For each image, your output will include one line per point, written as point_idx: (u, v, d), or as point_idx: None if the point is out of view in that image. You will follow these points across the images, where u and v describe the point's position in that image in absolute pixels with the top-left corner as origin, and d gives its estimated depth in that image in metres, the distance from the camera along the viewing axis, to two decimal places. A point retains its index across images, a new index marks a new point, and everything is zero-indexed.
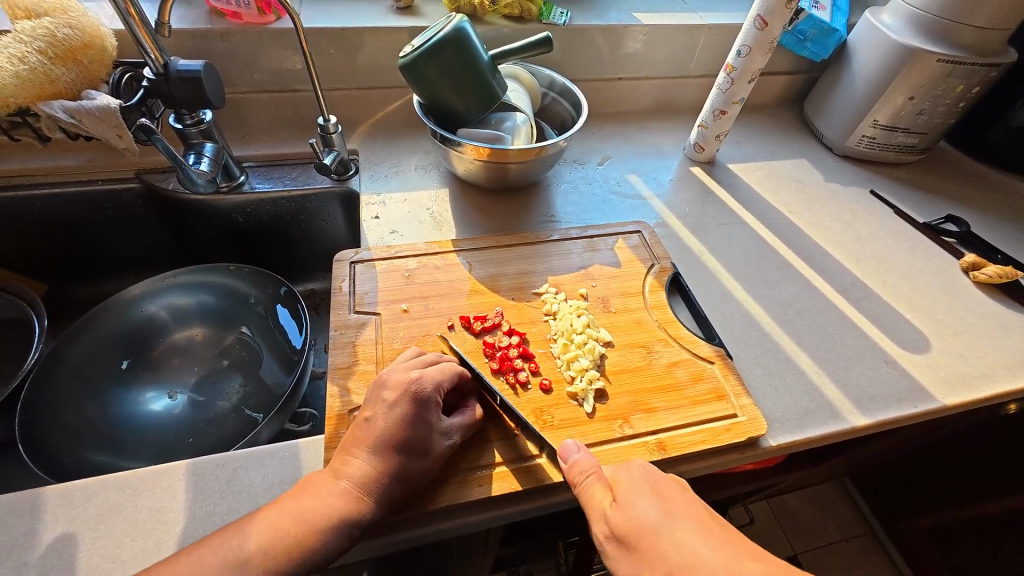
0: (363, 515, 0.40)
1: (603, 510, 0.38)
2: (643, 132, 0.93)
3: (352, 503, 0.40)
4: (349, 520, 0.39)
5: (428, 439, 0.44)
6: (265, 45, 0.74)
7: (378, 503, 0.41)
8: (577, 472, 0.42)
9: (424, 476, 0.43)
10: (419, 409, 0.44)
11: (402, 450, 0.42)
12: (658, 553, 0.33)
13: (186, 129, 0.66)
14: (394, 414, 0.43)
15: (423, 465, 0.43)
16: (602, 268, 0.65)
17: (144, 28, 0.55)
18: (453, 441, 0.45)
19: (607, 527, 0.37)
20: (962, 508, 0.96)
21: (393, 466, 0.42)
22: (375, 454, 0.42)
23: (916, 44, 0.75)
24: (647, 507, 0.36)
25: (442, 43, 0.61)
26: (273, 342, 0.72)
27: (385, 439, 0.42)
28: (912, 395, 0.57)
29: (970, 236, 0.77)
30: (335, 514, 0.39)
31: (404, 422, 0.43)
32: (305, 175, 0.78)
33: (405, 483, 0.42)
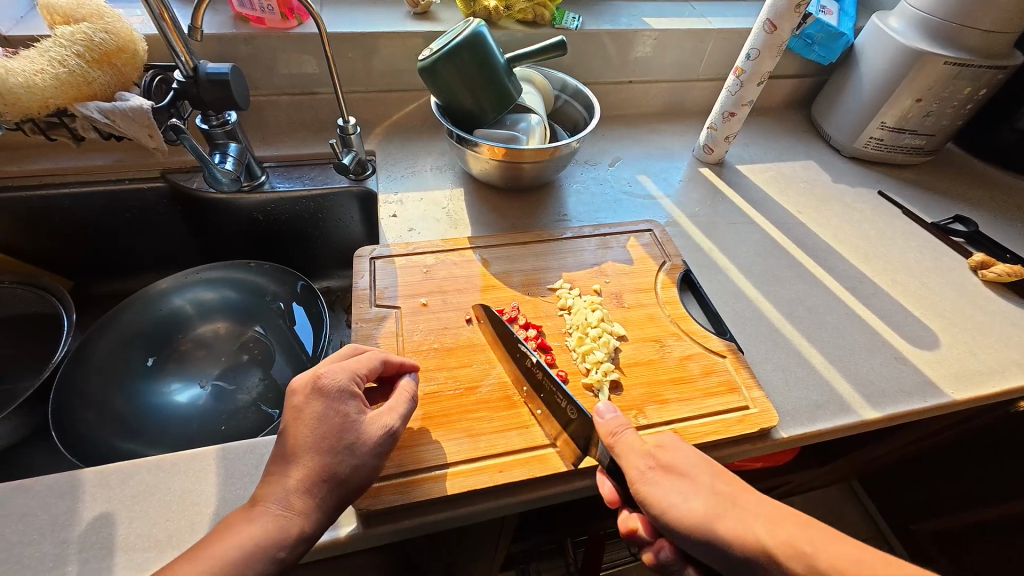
0: (289, 531, 0.38)
1: (647, 450, 0.42)
2: (654, 134, 0.95)
3: (274, 522, 0.38)
4: (275, 539, 0.37)
5: (357, 429, 0.42)
6: (286, 50, 0.76)
7: (313, 509, 0.39)
8: (616, 422, 0.44)
9: (359, 471, 0.41)
10: (330, 403, 0.42)
11: (324, 454, 0.40)
12: (703, 486, 0.40)
13: (212, 129, 0.68)
14: (305, 417, 0.41)
15: (354, 459, 0.41)
16: (615, 264, 0.67)
17: (176, 32, 0.58)
18: (388, 426, 0.43)
19: (651, 464, 0.42)
20: (973, 509, 0.96)
21: (318, 469, 0.39)
22: (297, 463, 0.40)
23: (923, 47, 0.76)
24: (690, 454, 0.42)
25: (459, 46, 0.63)
26: (286, 344, 0.74)
27: (303, 447, 0.40)
28: (921, 390, 0.58)
29: (978, 235, 0.78)
30: (255, 540, 0.36)
31: (318, 421, 0.41)
32: (323, 175, 0.80)
33: (336, 484, 0.40)
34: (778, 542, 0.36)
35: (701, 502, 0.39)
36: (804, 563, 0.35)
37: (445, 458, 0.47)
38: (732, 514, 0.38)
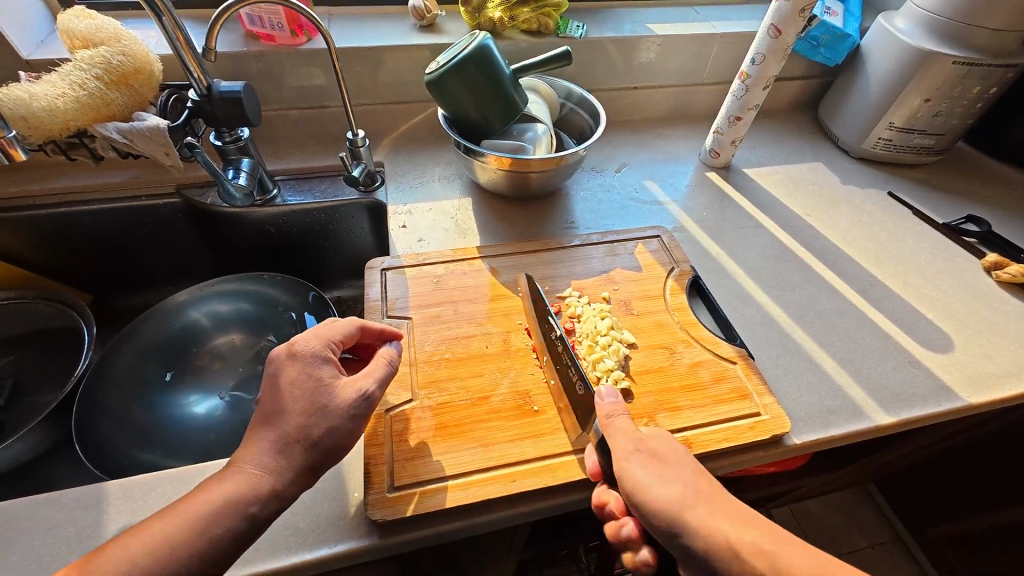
0: (262, 488, 0.39)
1: (634, 433, 0.45)
2: (660, 139, 0.95)
3: (247, 479, 0.39)
4: (248, 494, 0.38)
5: (327, 389, 0.43)
6: (296, 65, 0.78)
7: (287, 468, 0.40)
8: (609, 404, 0.47)
9: (333, 433, 0.42)
10: (304, 367, 0.44)
11: (299, 416, 0.41)
12: (682, 477, 0.41)
13: (226, 146, 0.70)
14: (279, 382, 0.43)
15: (329, 421, 0.42)
16: (623, 271, 0.67)
17: (190, 53, 0.59)
18: (361, 390, 0.44)
19: (644, 450, 0.43)
20: (987, 514, 0.95)
21: (293, 430, 0.41)
22: (274, 428, 0.41)
23: (930, 47, 0.76)
24: (674, 447, 0.44)
25: (466, 59, 0.64)
26: None
27: (279, 409, 0.42)
28: (935, 394, 0.58)
29: (992, 235, 0.77)
30: (226, 496, 0.37)
31: (291, 384, 0.43)
32: (334, 188, 0.82)
33: (312, 446, 0.41)
34: (742, 539, 0.37)
35: (676, 489, 0.40)
36: (765, 562, 0.36)
37: (461, 467, 0.47)
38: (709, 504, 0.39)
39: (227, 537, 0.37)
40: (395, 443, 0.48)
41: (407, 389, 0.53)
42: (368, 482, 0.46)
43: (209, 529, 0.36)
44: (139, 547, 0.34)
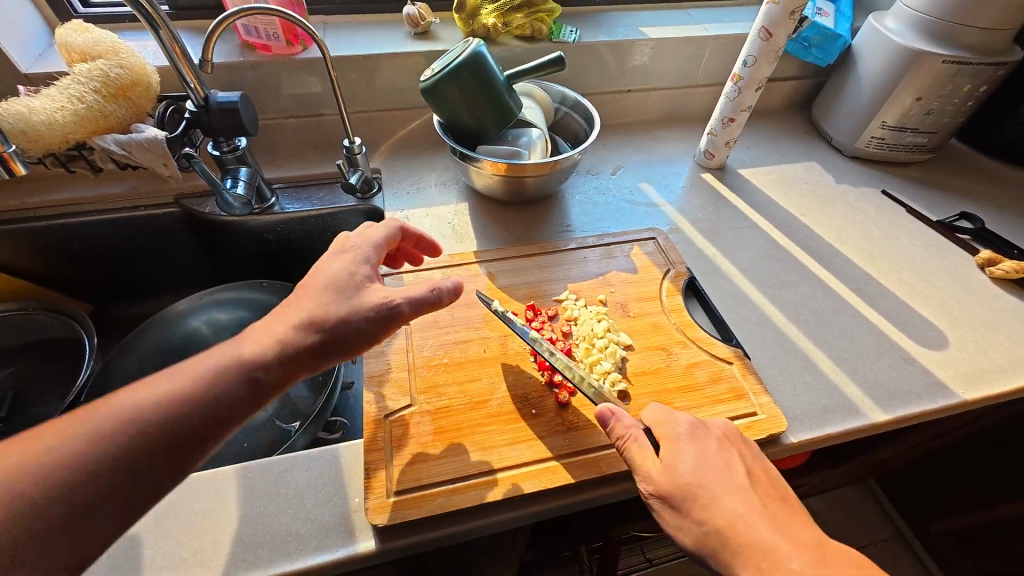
0: (268, 355, 0.39)
1: (647, 471, 0.43)
2: (654, 141, 0.96)
3: (259, 345, 0.39)
4: (253, 359, 0.38)
5: (361, 277, 0.45)
6: (292, 74, 0.78)
7: (299, 342, 0.40)
8: (618, 433, 0.45)
9: (348, 324, 0.42)
10: (348, 264, 0.46)
11: (327, 298, 0.43)
12: (698, 518, 0.40)
13: (223, 155, 0.70)
14: (325, 268, 0.45)
15: (350, 311, 0.42)
16: (619, 274, 0.67)
17: (187, 65, 0.60)
18: (386, 296, 0.44)
19: (660, 481, 0.42)
20: (985, 510, 0.95)
21: (317, 311, 0.42)
22: (303, 301, 0.43)
23: (921, 47, 0.77)
24: (692, 471, 0.42)
25: (460, 66, 0.64)
26: None
27: (313, 289, 0.43)
28: (931, 391, 0.58)
29: (985, 232, 0.77)
30: (232, 356, 0.38)
31: (331, 272, 0.45)
32: (331, 195, 0.83)
33: (327, 330, 0.41)
34: None
35: (693, 536, 0.40)
36: None
37: (460, 471, 0.48)
38: (727, 538, 0.39)
39: (222, 390, 0.37)
40: (395, 448, 0.49)
41: (406, 393, 0.53)
42: (368, 487, 0.46)
43: (206, 382, 0.37)
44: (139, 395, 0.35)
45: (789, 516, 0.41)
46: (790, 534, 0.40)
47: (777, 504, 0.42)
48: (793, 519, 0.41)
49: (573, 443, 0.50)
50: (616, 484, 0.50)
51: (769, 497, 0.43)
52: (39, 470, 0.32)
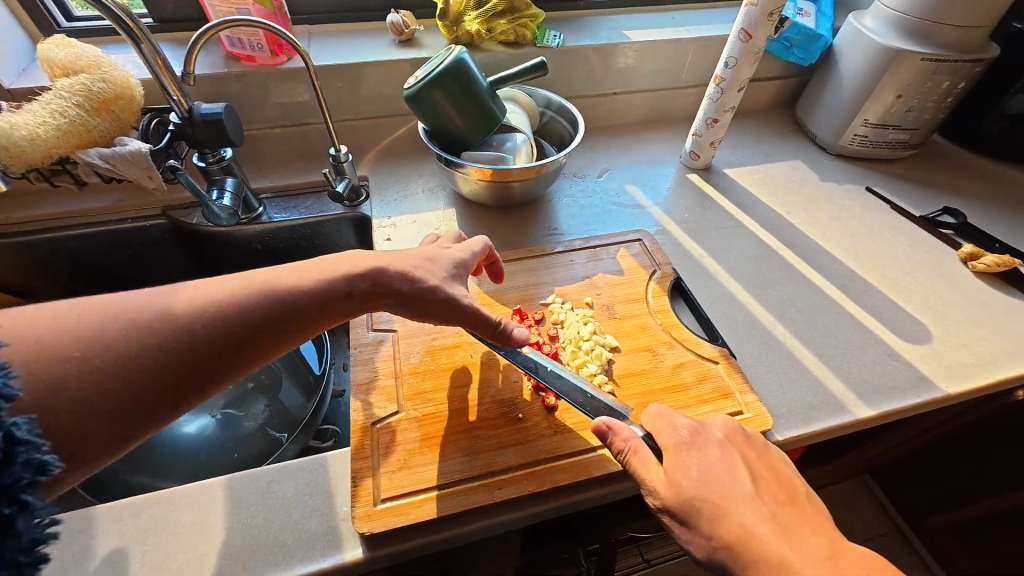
0: (349, 287, 0.45)
1: (650, 485, 0.42)
2: (640, 143, 0.97)
3: (352, 282, 0.45)
4: (333, 286, 0.44)
5: (452, 267, 0.52)
6: (277, 84, 0.79)
7: (379, 290, 0.47)
8: (618, 446, 0.44)
9: (424, 286, 0.48)
10: (454, 258, 0.53)
11: (425, 267, 0.50)
12: (704, 532, 0.40)
13: (209, 166, 0.71)
14: (442, 251, 0.53)
15: (434, 282, 0.49)
16: (606, 276, 0.68)
17: (169, 76, 0.60)
18: (456, 291, 0.49)
19: (664, 495, 0.42)
20: (977, 503, 0.96)
21: (411, 271, 0.48)
22: (406, 258, 0.50)
23: (899, 45, 0.78)
24: (694, 482, 0.42)
25: (443, 73, 0.65)
26: (293, 367, 0.77)
27: (422, 258, 0.51)
28: (915, 385, 0.59)
29: (967, 227, 0.78)
30: (324, 280, 0.44)
31: (442, 258, 0.52)
32: (319, 204, 0.83)
33: (408, 288, 0.47)
34: None
35: (702, 550, 0.40)
36: None
37: (447, 478, 0.48)
38: (733, 553, 0.38)
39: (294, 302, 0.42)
40: (382, 455, 0.49)
41: (393, 400, 0.53)
42: (355, 496, 0.46)
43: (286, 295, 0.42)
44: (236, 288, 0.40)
45: (799, 521, 0.40)
46: (799, 542, 0.38)
47: (785, 509, 0.41)
48: (803, 524, 0.40)
49: (559, 446, 0.51)
50: (604, 486, 0.50)
51: (776, 502, 0.41)
52: (136, 332, 0.35)
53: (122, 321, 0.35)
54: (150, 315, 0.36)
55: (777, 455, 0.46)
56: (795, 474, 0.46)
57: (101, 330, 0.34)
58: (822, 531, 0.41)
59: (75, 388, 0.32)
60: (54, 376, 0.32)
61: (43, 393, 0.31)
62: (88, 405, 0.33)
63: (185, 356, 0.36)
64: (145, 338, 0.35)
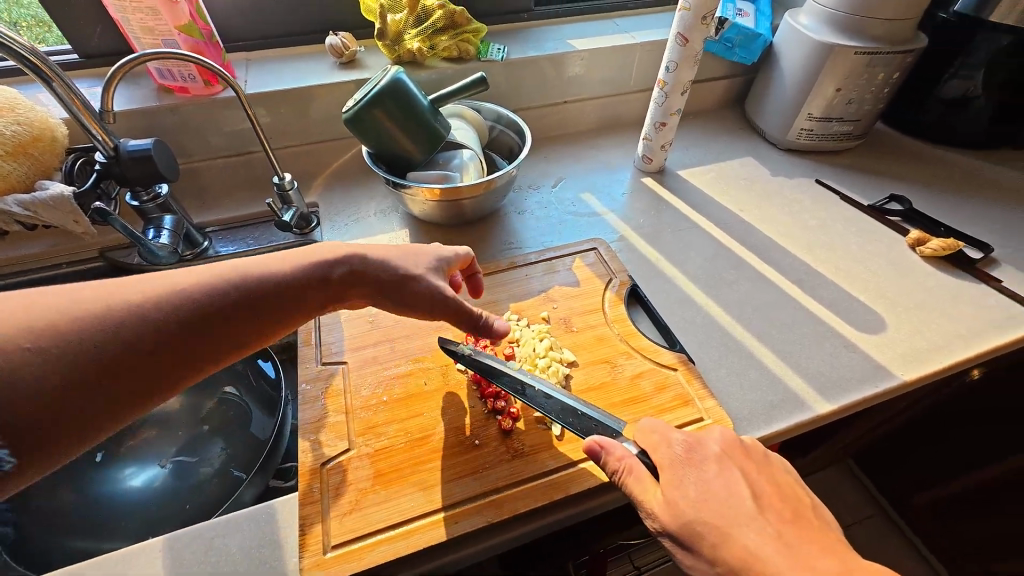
0: (318, 272, 0.44)
1: (649, 508, 0.40)
2: (595, 150, 0.97)
3: (325, 265, 0.45)
4: (305, 273, 0.44)
5: (441, 263, 0.53)
6: (213, 114, 0.76)
7: (356, 275, 0.46)
8: (612, 468, 0.43)
9: (395, 274, 0.48)
10: (438, 253, 0.53)
11: (399, 254, 0.50)
12: (712, 558, 0.37)
13: (143, 205, 0.68)
14: (429, 249, 0.54)
15: (408, 272, 0.48)
16: (562, 289, 0.67)
17: (89, 114, 0.58)
18: (440, 283, 0.49)
19: (664, 518, 0.39)
20: (952, 480, 0.97)
21: (389, 261, 0.48)
22: (387, 251, 0.50)
23: (833, 41, 0.79)
24: (694, 503, 0.39)
25: (379, 91, 0.63)
26: (261, 399, 0.73)
27: (405, 250, 0.51)
28: (872, 375, 0.59)
29: (913, 213, 0.80)
30: (301, 263, 0.44)
31: (425, 253, 0.52)
32: (268, 233, 0.80)
33: (386, 275, 0.47)
34: None
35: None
36: None
37: (400, 516, 0.46)
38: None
39: (262, 288, 0.41)
40: (333, 498, 0.47)
41: (343, 437, 0.51)
42: (302, 545, 0.44)
43: (262, 281, 0.41)
44: (217, 273, 0.39)
45: (805, 539, 0.37)
46: (808, 563, 0.35)
47: (789, 526, 0.38)
48: (809, 541, 0.37)
49: (518, 471, 0.49)
50: (565, 509, 0.49)
51: (780, 518, 0.39)
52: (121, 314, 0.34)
53: (100, 301, 0.34)
54: (142, 296, 0.35)
55: (778, 467, 0.44)
56: (798, 486, 0.43)
57: (74, 312, 0.32)
58: (834, 546, 0.37)
59: (42, 372, 0.30)
60: (20, 356, 0.30)
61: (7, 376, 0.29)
62: (53, 390, 0.31)
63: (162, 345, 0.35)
64: (119, 324, 0.34)
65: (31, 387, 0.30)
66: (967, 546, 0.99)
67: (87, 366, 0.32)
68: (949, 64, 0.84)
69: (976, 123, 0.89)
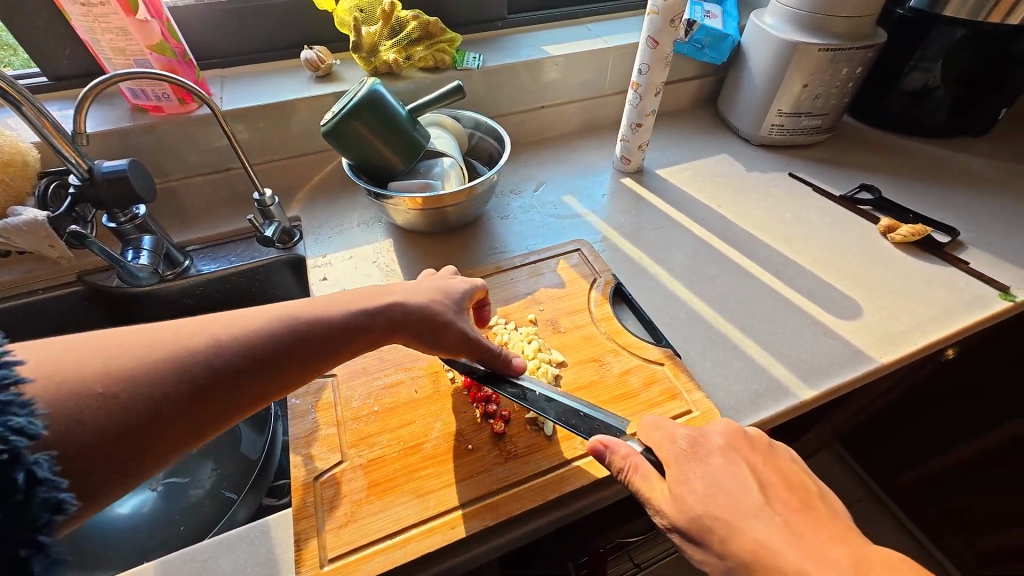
0: (360, 317, 0.44)
1: (657, 506, 0.41)
2: (574, 153, 0.98)
3: (364, 313, 0.44)
4: (354, 320, 0.44)
5: (463, 300, 0.52)
6: (191, 132, 0.75)
7: (397, 324, 0.46)
8: (615, 468, 0.43)
9: (433, 322, 0.48)
10: (459, 288, 0.53)
11: (429, 299, 0.49)
12: (723, 553, 0.38)
13: (121, 227, 0.67)
14: (448, 282, 0.53)
15: (445, 318, 0.48)
16: (547, 291, 0.68)
17: (60, 138, 0.57)
18: (469, 326, 0.51)
19: (672, 514, 0.40)
20: (934, 458, 1.00)
21: (422, 307, 0.48)
22: (413, 293, 0.49)
23: (798, 39, 0.82)
24: (702, 501, 0.40)
25: (358, 106, 0.64)
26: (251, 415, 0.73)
27: (431, 290, 0.51)
28: (851, 360, 0.61)
29: (882, 201, 0.83)
30: (347, 311, 0.44)
31: (447, 288, 0.52)
32: (250, 250, 0.80)
33: (423, 324, 0.47)
34: None
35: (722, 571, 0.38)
36: None
37: (398, 524, 0.46)
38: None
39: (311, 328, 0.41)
40: (327, 511, 0.46)
41: (336, 450, 0.51)
42: (299, 560, 0.44)
43: (312, 325, 0.41)
44: (274, 316, 0.40)
45: (814, 529, 0.38)
46: (817, 553, 0.36)
47: (797, 516, 0.39)
48: (818, 531, 0.38)
49: (513, 473, 0.49)
50: (558, 508, 0.49)
51: (788, 509, 0.39)
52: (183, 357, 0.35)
53: (164, 344, 0.35)
54: (203, 340, 0.36)
55: (783, 457, 0.45)
56: (805, 474, 0.44)
57: (130, 356, 0.33)
58: (842, 534, 0.38)
59: (100, 421, 0.31)
60: (85, 403, 0.31)
61: (67, 427, 0.30)
62: (122, 434, 0.32)
63: (205, 384, 0.35)
64: (167, 369, 0.34)
65: (93, 435, 0.31)
66: (951, 523, 1.02)
67: (156, 407, 0.33)
68: (908, 58, 0.87)
69: (937, 113, 0.92)
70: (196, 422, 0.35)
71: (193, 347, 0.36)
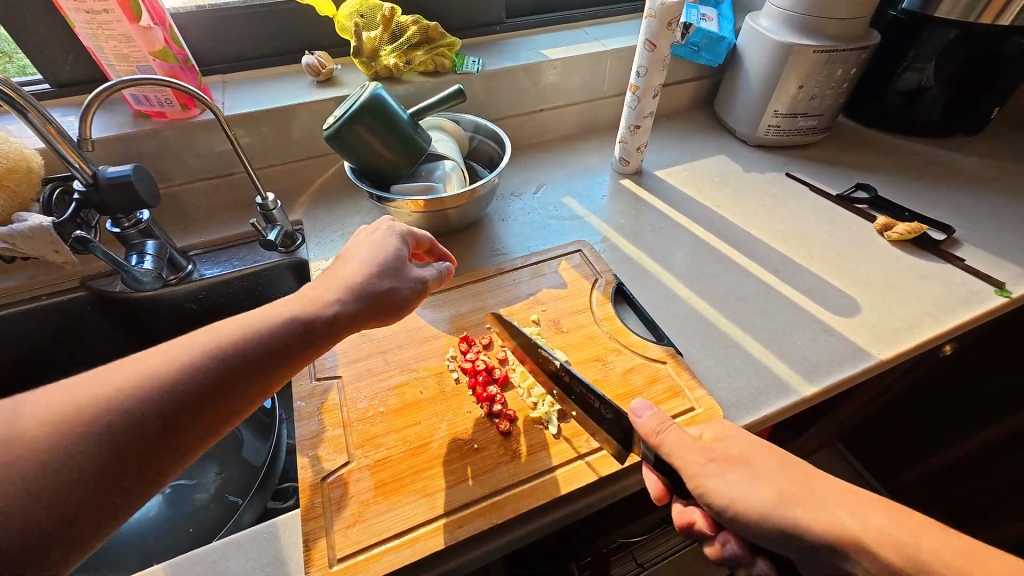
0: (312, 316, 0.42)
1: (702, 446, 0.44)
2: (574, 155, 0.99)
3: (311, 311, 0.42)
4: (306, 319, 0.42)
5: (399, 253, 0.50)
6: (193, 137, 0.76)
7: (349, 306, 0.44)
8: (653, 425, 0.46)
9: (385, 293, 0.47)
10: (385, 240, 0.51)
11: (362, 270, 0.47)
12: (768, 478, 0.41)
13: (125, 231, 0.67)
14: (370, 243, 0.50)
15: (393, 283, 0.48)
16: (549, 291, 0.68)
17: (66, 143, 0.58)
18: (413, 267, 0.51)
19: (722, 447, 0.44)
20: (933, 455, 1.00)
21: (361, 277, 0.46)
22: (346, 271, 0.47)
23: (792, 40, 0.83)
24: (747, 441, 0.45)
25: (360, 110, 0.64)
26: (254, 418, 0.73)
27: (358, 257, 0.48)
28: (851, 357, 0.62)
29: (879, 200, 0.84)
30: (292, 315, 0.41)
31: (377, 249, 0.49)
32: (253, 254, 0.81)
33: (374, 291, 0.46)
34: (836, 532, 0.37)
35: (768, 492, 0.40)
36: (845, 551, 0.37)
37: (406, 524, 0.46)
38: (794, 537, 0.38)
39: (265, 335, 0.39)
40: (335, 511, 0.47)
41: (343, 451, 0.51)
42: (308, 561, 0.44)
43: (265, 334, 0.39)
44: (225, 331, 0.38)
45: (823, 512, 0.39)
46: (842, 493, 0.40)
47: None
48: None
49: (518, 472, 0.50)
50: (562, 507, 0.50)
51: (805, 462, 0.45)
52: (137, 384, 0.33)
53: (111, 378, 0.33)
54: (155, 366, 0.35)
55: None
56: None
57: (70, 404, 0.31)
58: None
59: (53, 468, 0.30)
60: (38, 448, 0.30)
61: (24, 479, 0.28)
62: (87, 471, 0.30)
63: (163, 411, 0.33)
64: (118, 406, 0.32)
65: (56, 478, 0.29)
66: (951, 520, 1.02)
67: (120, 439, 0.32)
68: (902, 58, 0.88)
69: (931, 113, 0.94)
70: (117, 494, 0.31)
71: (102, 407, 0.32)
